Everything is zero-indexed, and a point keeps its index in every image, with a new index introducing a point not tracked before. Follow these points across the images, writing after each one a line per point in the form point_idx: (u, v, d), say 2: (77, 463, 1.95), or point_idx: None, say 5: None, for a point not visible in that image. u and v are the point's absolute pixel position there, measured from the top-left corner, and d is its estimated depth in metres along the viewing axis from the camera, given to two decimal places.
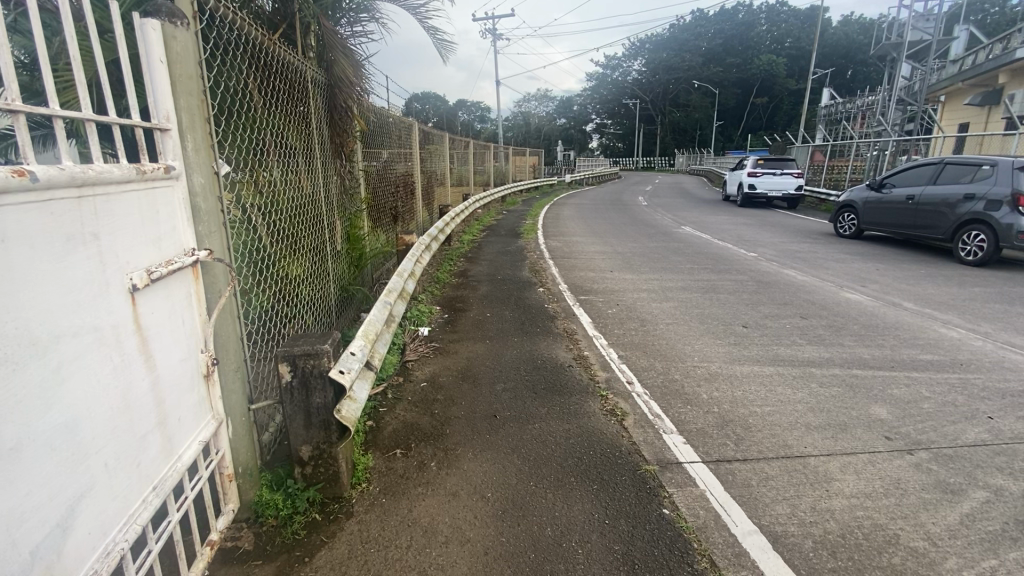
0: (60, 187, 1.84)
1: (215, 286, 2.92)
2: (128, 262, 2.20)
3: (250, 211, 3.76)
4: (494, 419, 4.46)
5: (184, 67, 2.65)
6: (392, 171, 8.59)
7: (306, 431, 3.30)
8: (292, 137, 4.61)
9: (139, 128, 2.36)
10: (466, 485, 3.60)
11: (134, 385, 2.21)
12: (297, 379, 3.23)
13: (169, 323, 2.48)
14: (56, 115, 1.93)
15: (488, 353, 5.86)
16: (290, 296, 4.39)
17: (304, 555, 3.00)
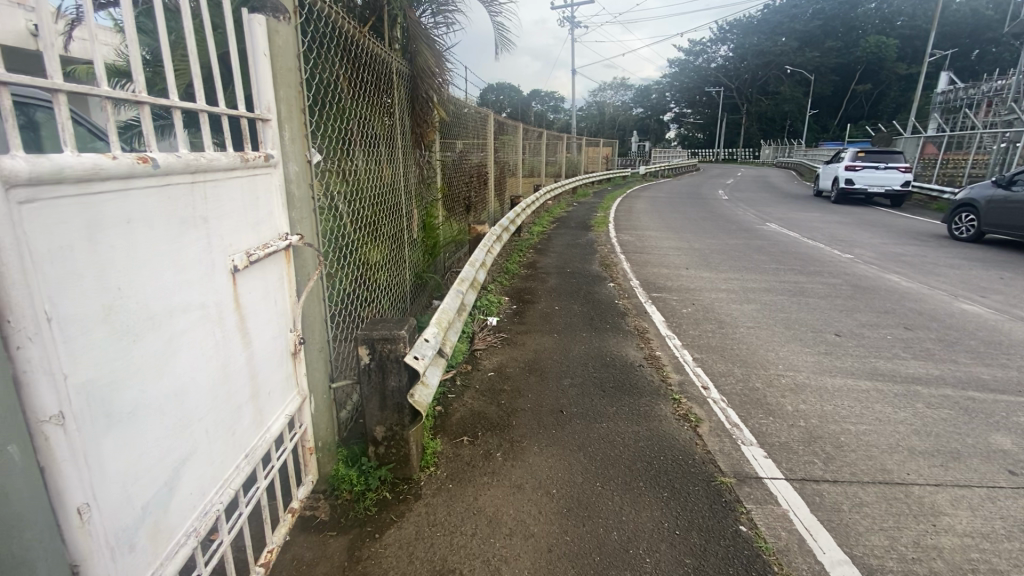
0: (177, 173, 1.99)
1: (304, 270, 3.07)
2: (231, 244, 2.35)
3: (336, 198, 3.93)
4: (560, 415, 4.40)
5: (285, 60, 2.78)
6: (466, 161, 8.70)
7: (381, 412, 3.42)
8: (375, 127, 4.76)
9: (245, 118, 2.50)
10: (532, 479, 3.58)
11: (232, 359, 2.37)
12: (375, 361, 3.35)
13: (263, 303, 2.64)
14: (175, 106, 2.08)
15: (556, 347, 5.80)
16: (368, 281, 4.56)
17: (375, 531, 3.12)
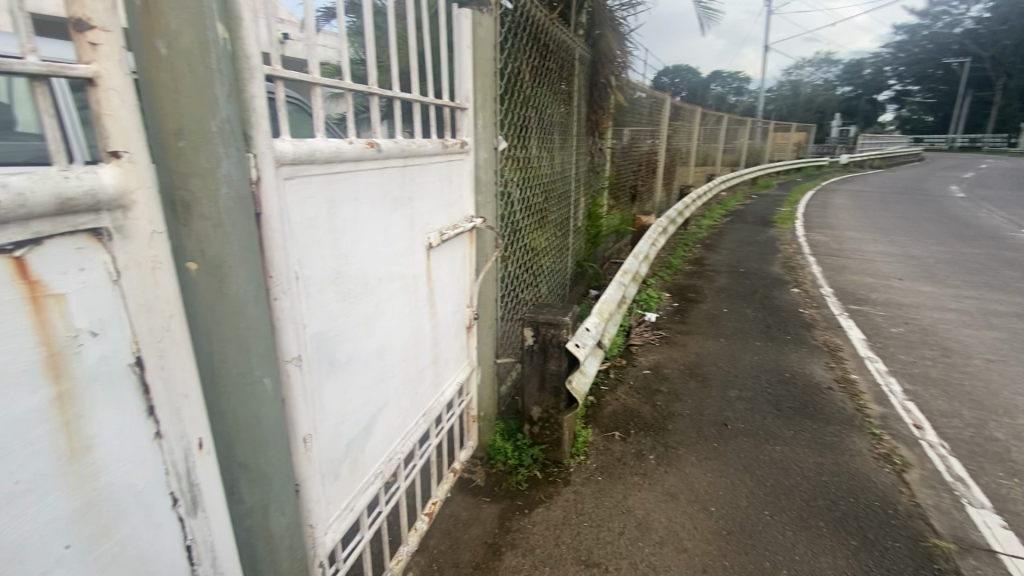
0: (393, 158, 2.24)
1: (483, 251, 3.27)
2: (429, 224, 2.58)
3: (513, 184, 4.09)
4: (724, 428, 4.03)
5: (485, 51, 2.94)
6: (637, 148, 8.40)
7: (539, 393, 3.51)
8: (553, 114, 4.83)
9: (447, 106, 2.72)
10: (688, 491, 3.35)
11: (421, 327, 2.63)
12: (538, 343, 3.43)
13: (449, 279, 2.88)
14: (395, 97, 2.34)
15: (722, 353, 5.32)
16: (534, 266, 4.70)
17: (525, 507, 3.23)
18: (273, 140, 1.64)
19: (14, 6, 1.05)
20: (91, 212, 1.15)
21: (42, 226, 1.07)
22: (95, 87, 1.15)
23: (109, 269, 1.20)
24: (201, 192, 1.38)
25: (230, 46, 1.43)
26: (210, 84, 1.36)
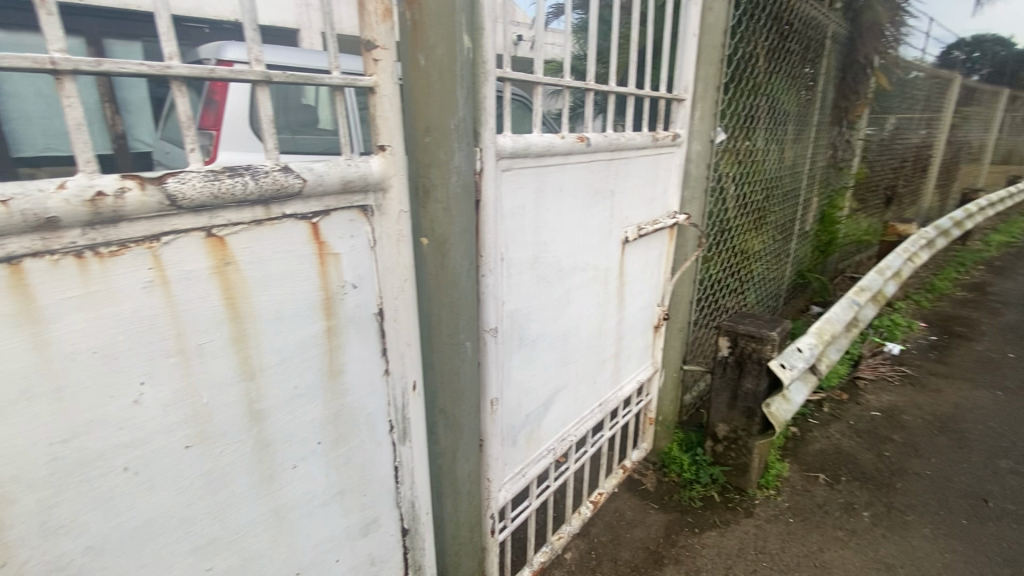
0: (601, 151, 2.32)
1: (684, 250, 3.13)
2: (628, 218, 2.62)
3: (729, 180, 3.76)
4: (981, 506, 3.13)
5: (714, 38, 2.75)
6: (902, 139, 6.84)
7: (727, 410, 3.23)
8: (788, 102, 4.26)
9: (663, 98, 2.64)
10: (910, 566, 2.74)
11: (608, 319, 2.72)
12: (734, 356, 3.16)
13: (642, 274, 2.89)
14: (610, 91, 2.37)
15: (997, 411, 4.08)
16: (742, 271, 4.28)
17: (695, 525, 3.05)
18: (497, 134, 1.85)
19: (329, 32, 1.34)
20: (363, 191, 1.47)
21: (332, 202, 1.41)
22: (374, 94, 1.45)
23: (368, 237, 1.53)
24: (438, 180, 1.62)
25: (472, 54, 1.64)
26: (454, 88, 1.57)
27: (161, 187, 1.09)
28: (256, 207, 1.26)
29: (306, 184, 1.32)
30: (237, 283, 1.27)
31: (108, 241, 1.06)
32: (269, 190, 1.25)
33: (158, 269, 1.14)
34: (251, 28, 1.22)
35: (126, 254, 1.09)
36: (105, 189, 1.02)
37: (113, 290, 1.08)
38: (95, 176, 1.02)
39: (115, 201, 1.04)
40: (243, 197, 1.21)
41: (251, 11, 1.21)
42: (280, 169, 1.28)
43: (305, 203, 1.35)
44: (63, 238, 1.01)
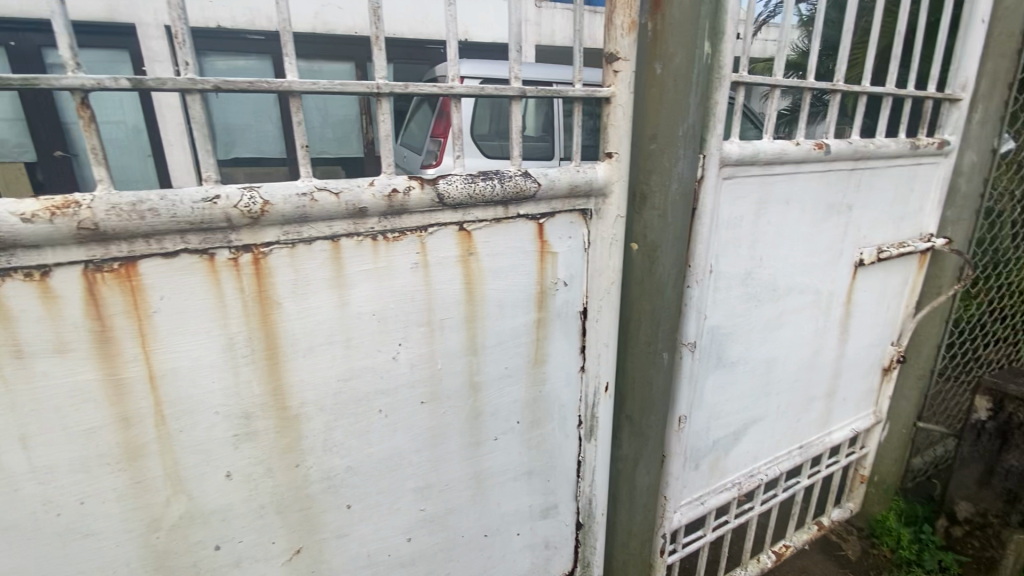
0: (842, 160, 2.07)
1: (938, 281, 2.58)
2: (866, 238, 2.31)
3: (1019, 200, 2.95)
4: None
5: (1015, 23, 2.20)
6: None
7: (976, 488, 2.58)
8: None
9: (932, 99, 2.20)
10: None
11: (824, 351, 2.44)
12: (996, 423, 2.49)
13: (875, 305, 2.50)
14: (864, 91, 2.04)
15: None
16: None
17: None
18: (724, 141, 1.76)
19: (577, 45, 1.44)
20: (586, 196, 1.54)
21: (558, 205, 1.52)
22: (609, 104, 1.54)
23: (584, 239, 1.60)
24: (657, 187, 1.61)
25: (710, 61, 1.61)
26: (689, 95, 1.54)
27: (434, 187, 1.32)
28: (498, 206, 1.43)
29: (539, 188, 1.44)
30: (475, 272, 1.46)
31: (392, 228, 1.33)
32: (510, 192, 1.41)
33: (423, 253, 1.38)
34: (517, 48, 1.40)
35: (403, 240, 1.35)
36: (398, 187, 1.27)
37: (392, 267, 1.36)
38: (393, 176, 1.28)
39: (403, 196, 1.28)
40: (490, 197, 1.39)
41: (520, 33, 1.40)
42: (521, 174, 1.42)
43: (536, 204, 1.48)
44: (366, 223, 1.29)
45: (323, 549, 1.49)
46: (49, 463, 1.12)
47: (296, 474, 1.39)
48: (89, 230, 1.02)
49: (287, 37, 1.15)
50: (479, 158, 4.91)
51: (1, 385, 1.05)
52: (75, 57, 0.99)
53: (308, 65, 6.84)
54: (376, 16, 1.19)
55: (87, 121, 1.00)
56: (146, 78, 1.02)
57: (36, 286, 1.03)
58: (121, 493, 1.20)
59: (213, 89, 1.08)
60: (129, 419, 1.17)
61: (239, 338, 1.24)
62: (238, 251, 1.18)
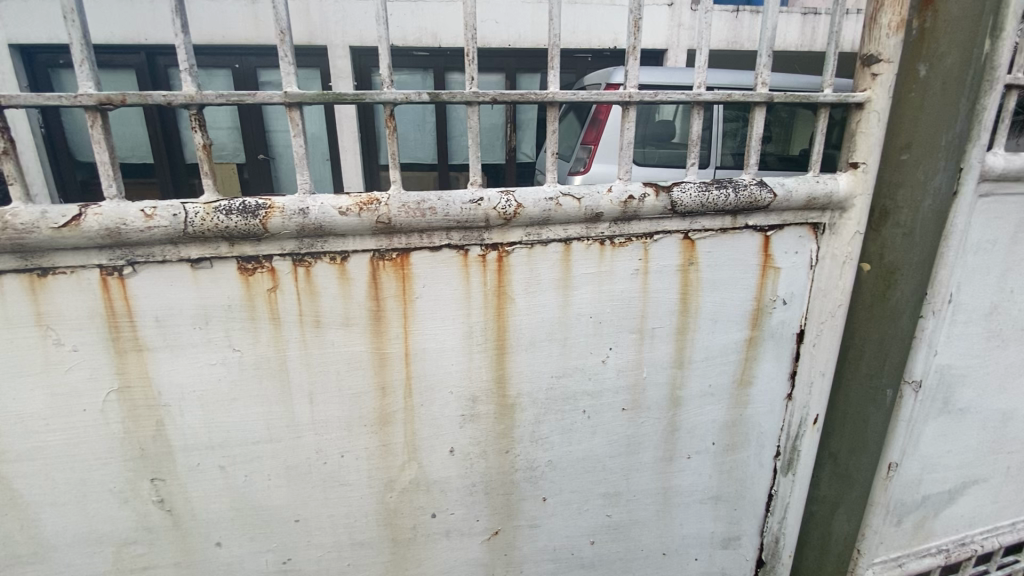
0: None
1: None
2: None
3: None
4: None
5: None
6: None
7: None
8: None
9: None
10: None
11: None
12: None
13: None
14: None
15: None
16: None
17: None
18: (986, 150, 1.50)
19: (832, 51, 1.39)
20: (821, 209, 1.45)
21: (789, 217, 1.44)
22: (862, 110, 1.42)
23: (811, 255, 1.50)
24: (904, 202, 1.43)
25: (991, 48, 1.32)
26: (961, 98, 1.34)
27: (668, 194, 1.31)
28: (727, 216, 1.38)
29: (774, 199, 1.38)
30: (693, 282, 1.42)
31: (621, 234, 1.34)
32: (743, 202, 1.36)
33: (645, 260, 1.37)
34: (766, 55, 1.32)
35: (629, 246, 1.35)
36: (634, 193, 1.28)
37: (613, 272, 1.37)
38: (628, 183, 1.29)
39: (638, 203, 1.29)
40: (722, 207, 1.35)
41: (771, 39, 1.31)
42: (757, 183, 1.36)
43: (766, 216, 1.42)
44: (598, 227, 1.32)
45: (518, 536, 1.55)
46: (324, 418, 1.32)
47: (505, 460, 1.47)
48: (383, 224, 1.19)
49: (555, 50, 1.20)
50: None
51: (303, 350, 1.26)
52: (391, 75, 1.14)
53: (464, 76, 5.03)
54: (637, 27, 1.23)
55: (392, 131, 1.17)
56: (442, 91, 1.15)
57: (336, 268, 1.23)
58: (371, 453, 1.38)
59: (490, 101, 1.19)
60: (385, 388, 1.34)
61: (476, 326, 1.34)
62: (487, 248, 1.29)
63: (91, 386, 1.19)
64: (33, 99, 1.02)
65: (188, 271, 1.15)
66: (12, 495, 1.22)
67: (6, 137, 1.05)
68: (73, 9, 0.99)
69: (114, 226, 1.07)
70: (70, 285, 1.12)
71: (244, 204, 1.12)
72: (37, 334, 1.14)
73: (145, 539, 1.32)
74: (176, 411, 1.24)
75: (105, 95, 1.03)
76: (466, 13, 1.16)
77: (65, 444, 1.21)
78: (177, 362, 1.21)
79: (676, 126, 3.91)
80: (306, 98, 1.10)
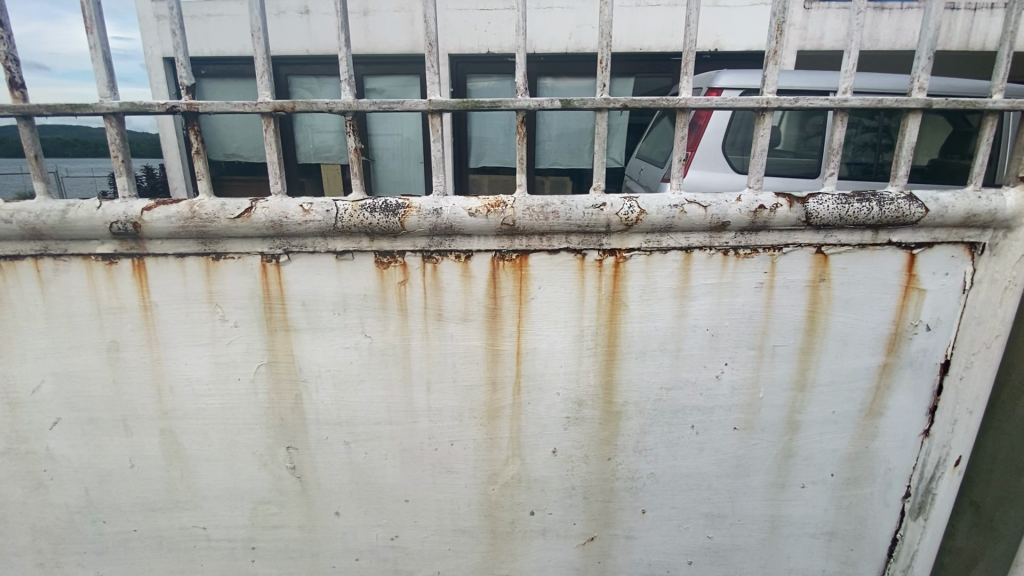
0: None
1: None
2: None
3: None
4: None
5: None
6: None
7: None
8: None
9: None
10: None
11: None
12: None
13: None
14: None
15: None
16: None
17: None
18: None
19: (1006, 52, 1.24)
20: (982, 228, 1.30)
21: (941, 234, 1.31)
22: None
23: (965, 278, 1.35)
24: None
25: None
26: None
27: (803, 205, 1.25)
28: (867, 230, 1.29)
29: (926, 214, 1.26)
30: (823, 299, 1.34)
31: (747, 245, 1.29)
32: (889, 216, 1.26)
33: (771, 273, 1.32)
34: (926, 57, 1.21)
35: (754, 258, 1.30)
36: (765, 204, 1.24)
37: (735, 284, 1.32)
38: (759, 192, 1.25)
39: (768, 213, 1.24)
40: (863, 221, 1.26)
41: (934, 39, 1.20)
42: (906, 197, 1.26)
43: (914, 232, 1.30)
44: (723, 237, 1.28)
45: (613, 545, 1.54)
46: (439, 407, 1.39)
47: (607, 466, 1.47)
48: (508, 226, 1.24)
49: (690, 56, 1.20)
50: (713, 174, 3.02)
51: (426, 341, 1.34)
52: (525, 83, 1.21)
53: (554, 82, 4.83)
54: (780, 30, 1.19)
55: (522, 137, 1.23)
56: (574, 98, 1.20)
57: (460, 266, 1.29)
58: (478, 444, 1.43)
59: (620, 107, 1.22)
60: (496, 384, 1.39)
61: (588, 330, 1.35)
62: (604, 253, 1.29)
63: (246, 358, 1.35)
64: (223, 106, 1.18)
65: (332, 262, 1.27)
66: (177, 447, 1.41)
67: (199, 139, 1.23)
68: (259, 28, 1.15)
69: (278, 218, 1.21)
70: (237, 268, 1.28)
71: (385, 203, 1.22)
72: (208, 310, 1.31)
73: (276, 501, 1.46)
74: (312, 387, 1.37)
75: (279, 103, 1.18)
76: (602, 22, 1.18)
77: (222, 408, 1.38)
78: (317, 343, 1.34)
79: (780, 132, 3.11)
80: (447, 105, 1.19)
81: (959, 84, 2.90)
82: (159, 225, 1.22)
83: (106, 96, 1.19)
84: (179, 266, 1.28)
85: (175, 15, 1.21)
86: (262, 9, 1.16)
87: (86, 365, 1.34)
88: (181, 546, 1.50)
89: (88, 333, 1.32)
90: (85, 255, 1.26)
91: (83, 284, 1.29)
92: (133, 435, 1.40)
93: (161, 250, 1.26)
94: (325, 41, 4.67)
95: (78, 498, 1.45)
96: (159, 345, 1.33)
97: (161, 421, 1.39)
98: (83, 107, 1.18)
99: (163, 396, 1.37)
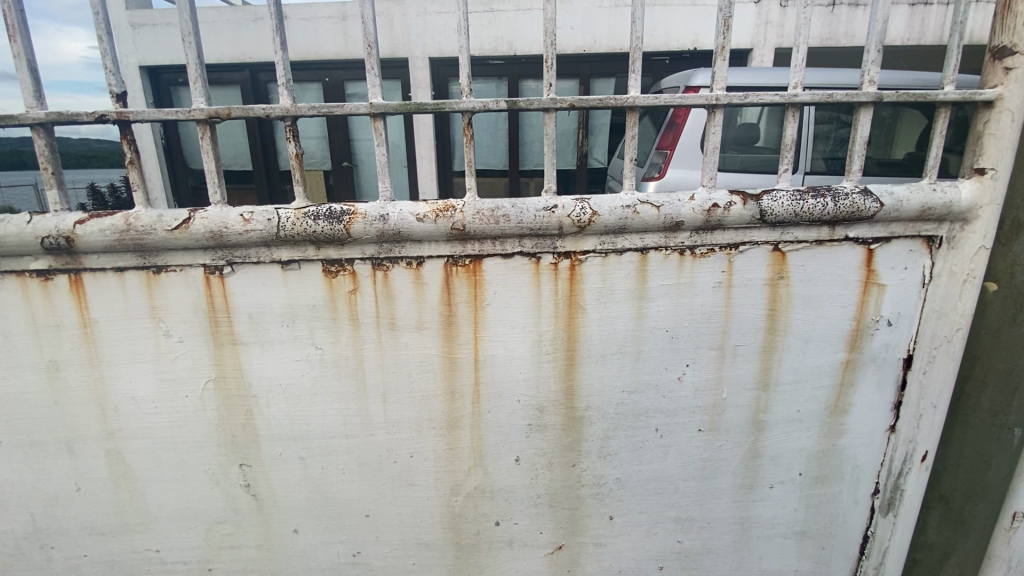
0: None
1: None
2: None
3: None
4: None
5: None
6: None
7: None
8: None
9: None
10: None
11: None
12: None
13: None
14: None
15: None
16: None
17: None
18: None
19: (956, 44, 1.23)
20: (939, 221, 1.29)
21: (898, 229, 1.30)
22: (991, 109, 1.24)
23: (923, 272, 1.34)
24: None
25: None
26: None
27: (757, 203, 1.23)
28: (824, 227, 1.28)
29: (881, 209, 1.25)
30: (782, 297, 1.33)
31: (703, 244, 1.27)
32: (844, 212, 1.24)
33: (728, 272, 1.30)
34: (875, 50, 1.20)
35: (711, 257, 1.28)
36: (718, 202, 1.22)
37: (693, 284, 1.30)
38: (713, 191, 1.23)
39: (722, 212, 1.22)
40: (818, 217, 1.25)
41: (882, 33, 1.19)
42: (861, 191, 1.24)
43: (871, 227, 1.29)
44: (678, 237, 1.26)
45: (582, 552, 1.51)
46: (396, 418, 1.36)
47: (571, 474, 1.44)
48: (458, 230, 1.20)
49: (637, 54, 1.17)
50: (692, 170, 3.00)
51: (379, 351, 1.31)
52: (469, 85, 1.18)
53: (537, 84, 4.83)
54: (727, 26, 1.17)
55: (469, 139, 1.20)
56: (520, 99, 1.17)
57: (412, 273, 1.26)
58: (439, 455, 1.40)
59: (568, 107, 1.19)
60: (454, 393, 1.35)
61: (545, 336, 1.32)
62: (559, 257, 1.26)
63: (193, 375, 1.30)
64: (156, 114, 1.14)
65: (279, 272, 1.23)
66: (124, 468, 1.36)
67: (134, 148, 1.19)
68: (190, 33, 1.12)
69: (218, 228, 1.17)
70: (179, 281, 1.23)
71: (330, 210, 1.18)
72: (151, 325, 1.26)
73: (232, 520, 1.42)
74: (263, 403, 1.33)
75: (214, 109, 1.13)
76: (547, 20, 1.15)
77: (170, 427, 1.34)
78: (266, 356, 1.29)
79: (760, 129, 3.11)
80: (389, 108, 1.15)
81: (925, 78, 2.93)
82: (93, 239, 1.17)
83: (32, 106, 1.14)
84: (119, 281, 1.23)
85: (103, 20, 1.17)
86: (192, 13, 1.12)
87: (24, 386, 1.28)
88: (134, 568, 1.45)
89: (26, 353, 1.26)
90: (19, 271, 1.21)
91: (19, 303, 1.23)
92: (79, 456, 1.34)
93: (98, 265, 1.21)
94: (302, 46, 4.60)
95: (24, 524, 1.39)
96: (100, 363, 1.28)
97: (107, 442, 1.34)
98: (7, 118, 1.13)
99: (108, 416, 1.32)
